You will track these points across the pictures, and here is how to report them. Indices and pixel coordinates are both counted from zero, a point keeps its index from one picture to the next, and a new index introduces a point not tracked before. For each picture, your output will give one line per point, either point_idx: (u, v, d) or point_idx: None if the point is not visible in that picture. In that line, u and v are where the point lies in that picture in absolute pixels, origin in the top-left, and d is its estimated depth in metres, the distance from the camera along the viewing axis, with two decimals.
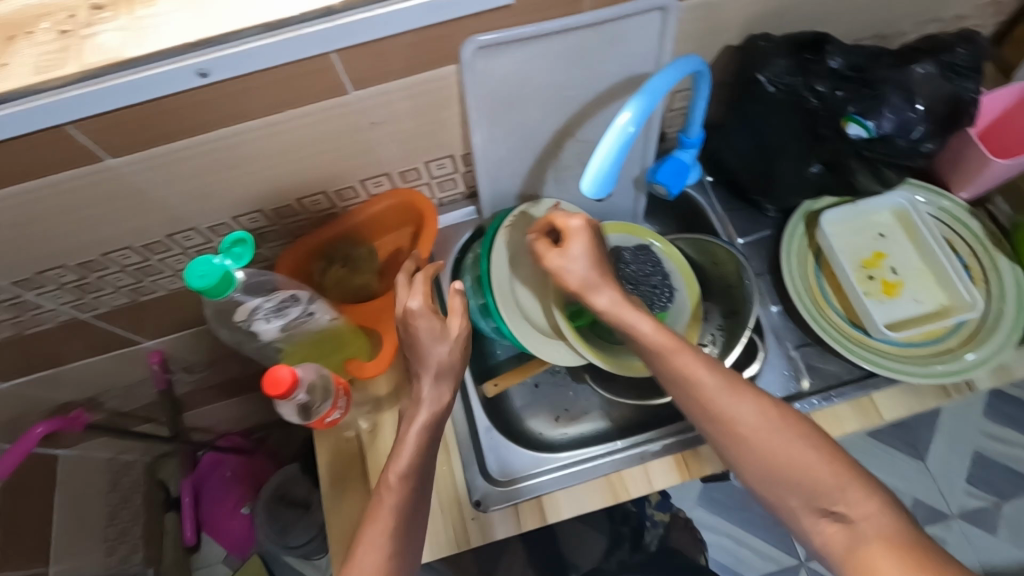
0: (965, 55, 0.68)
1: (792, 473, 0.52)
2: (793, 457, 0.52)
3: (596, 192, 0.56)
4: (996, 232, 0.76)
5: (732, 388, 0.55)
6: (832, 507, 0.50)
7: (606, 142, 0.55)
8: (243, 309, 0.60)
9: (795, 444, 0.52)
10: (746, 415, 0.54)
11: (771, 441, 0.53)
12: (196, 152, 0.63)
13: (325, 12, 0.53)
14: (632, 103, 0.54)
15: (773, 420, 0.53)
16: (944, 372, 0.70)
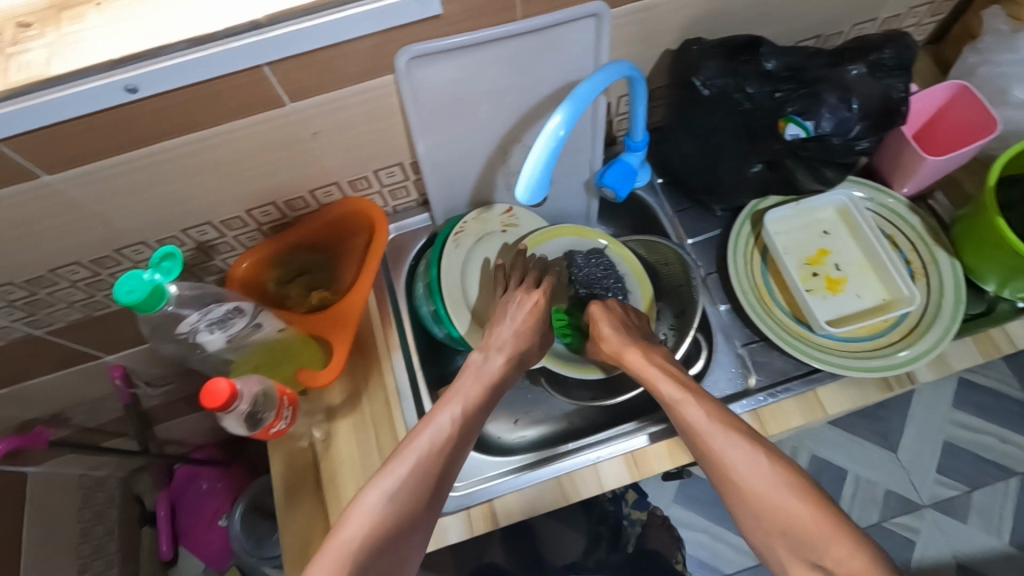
0: (890, 56, 0.70)
1: (776, 515, 0.52)
2: (776, 501, 0.53)
3: (530, 198, 0.56)
4: (935, 226, 0.78)
5: (729, 428, 0.58)
6: (816, 556, 0.49)
7: (538, 147, 0.54)
8: (183, 322, 0.61)
9: (781, 486, 0.53)
10: (741, 456, 0.56)
11: (755, 479, 0.54)
12: (135, 166, 0.63)
13: (253, 26, 0.53)
14: (561, 107, 0.54)
15: (763, 462, 0.55)
16: (884, 366, 0.71)
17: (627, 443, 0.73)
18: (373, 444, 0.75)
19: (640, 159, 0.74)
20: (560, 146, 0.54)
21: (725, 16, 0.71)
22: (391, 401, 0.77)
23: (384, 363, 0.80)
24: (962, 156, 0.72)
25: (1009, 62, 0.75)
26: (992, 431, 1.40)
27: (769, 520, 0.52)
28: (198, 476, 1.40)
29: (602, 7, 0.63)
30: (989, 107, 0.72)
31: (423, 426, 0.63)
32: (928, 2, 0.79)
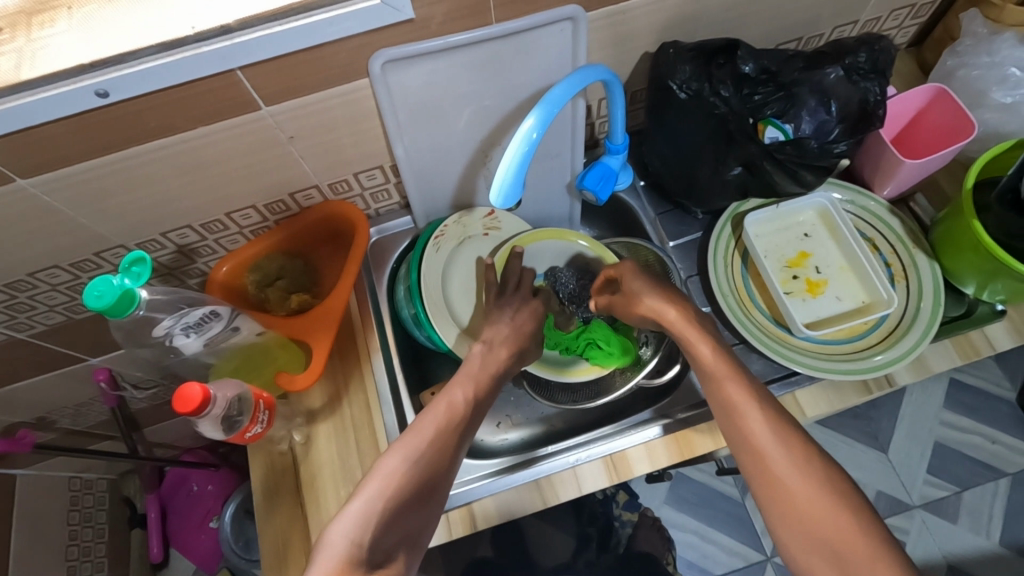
0: (864, 60, 0.70)
1: (820, 522, 0.51)
2: (823, 510, 0.51)
3: (505, 201, 0.55)
4: (915, 229, 0.78)
5: (782, 426, 0.56)
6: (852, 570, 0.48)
7: (510, 151, 0.53)
8: (158, 327, 0.60)
9: (829, 496, 0.52)
10: (790, 457, 0.55)
11: (799, 480, 0.53)
12: (110, 170, 0.63)
13: (223, 31, 0.54)
14: (534, 110, 0.53)
15: (813, 466, 0.54)
16: (862, 369, 0.71)
17: (606, 445, 0.73)
18: (353, 448, 0.75)
19: (621, 162, 0.74)
20: (533, 149, 0.54)
21: (702, 19, 0.71)
22: (371, 404, 0.77)
23: (365, 366, 0.79)
24: (942, 158, 0.71)
25: (985, 65, 0.75)
26: (981, 431, 1.40)
27: (798, 515, 0.52)
28: (187, 478, 1.38)
29: (577, 10, 0.63)
30: (966, 110, 0.72)
31: (433, 410, 0.63)
32: (907, 5, 0.79)
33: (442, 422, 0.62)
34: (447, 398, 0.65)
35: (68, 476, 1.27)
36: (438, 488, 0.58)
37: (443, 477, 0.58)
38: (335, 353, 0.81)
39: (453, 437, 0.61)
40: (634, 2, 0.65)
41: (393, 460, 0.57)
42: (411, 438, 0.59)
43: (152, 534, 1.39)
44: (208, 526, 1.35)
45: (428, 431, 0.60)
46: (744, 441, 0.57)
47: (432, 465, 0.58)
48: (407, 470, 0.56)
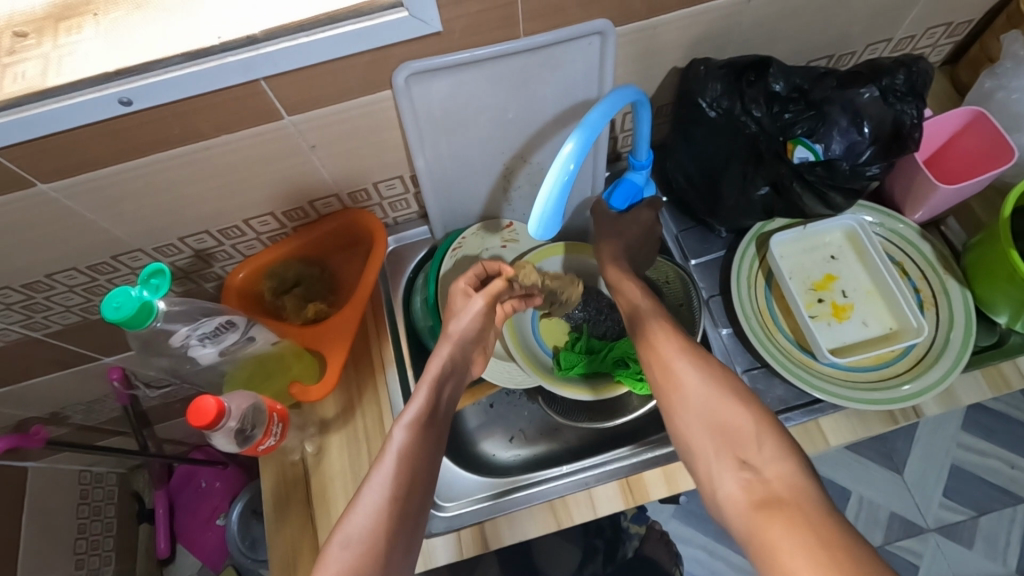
0: (902, 82, 0.68)
1: (719, 424, 0.56)
2: (726, 412, 0.56)
3: (545, 230, 0.57)
4: (947, 255, 0.76)
5: (695, 358, 0.61)
6: (747, 457, 0.53)
7: (548, 183, 0.53)
8: (175, 336, 0.60)
9: (727, 398, 0.57)
10: (700, 383, 0.59)
11: (701, 386, 0.59)
12: (131, 175, 0.62)
13: (250, 41, 0.53)
14: (574, 134, 0.52)
15: (716, 381, 0.59)
16: (888, 399, 0.69)
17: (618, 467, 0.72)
18: (365, 461, 0.74)
19: (646, 178, 0.73)
20: (571, 178, 0.53)
21: (733, 35, 0.70)
22: (384, 416, 0.76)
23: (379, 378, 0.78)
24: (977, 184, 0.70)
25: None
26: (1000, 455, 1.37)
27: (707, 417, 0.57)
28: (196, 474, 1.38)
29: (607, 24, 0.62)
30: (1004, 136, 0.70)
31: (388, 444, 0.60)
32: (944, 22, 0.77)
33: (398, 466, 0.58)
34: (393, 441, 0.60)
35: (79, 470, 1.27)
36: (409, 526, 0.57)
37: (414, 516, 0.57)
38: (349, 363, 0.80)
39: (415, 478, 0.58)
40: (665, 17, 0.64)
41: (355, 524, 0.55)
42: (375, 495, 0.56)
43: (159, 530, 1.38)
44: (215, 524, 1.35)
45: (387, 483, 0.57)
46: (664, 381, 0.61)
47: (398, 515, 0.56)
48: (375, 530, 0.54)
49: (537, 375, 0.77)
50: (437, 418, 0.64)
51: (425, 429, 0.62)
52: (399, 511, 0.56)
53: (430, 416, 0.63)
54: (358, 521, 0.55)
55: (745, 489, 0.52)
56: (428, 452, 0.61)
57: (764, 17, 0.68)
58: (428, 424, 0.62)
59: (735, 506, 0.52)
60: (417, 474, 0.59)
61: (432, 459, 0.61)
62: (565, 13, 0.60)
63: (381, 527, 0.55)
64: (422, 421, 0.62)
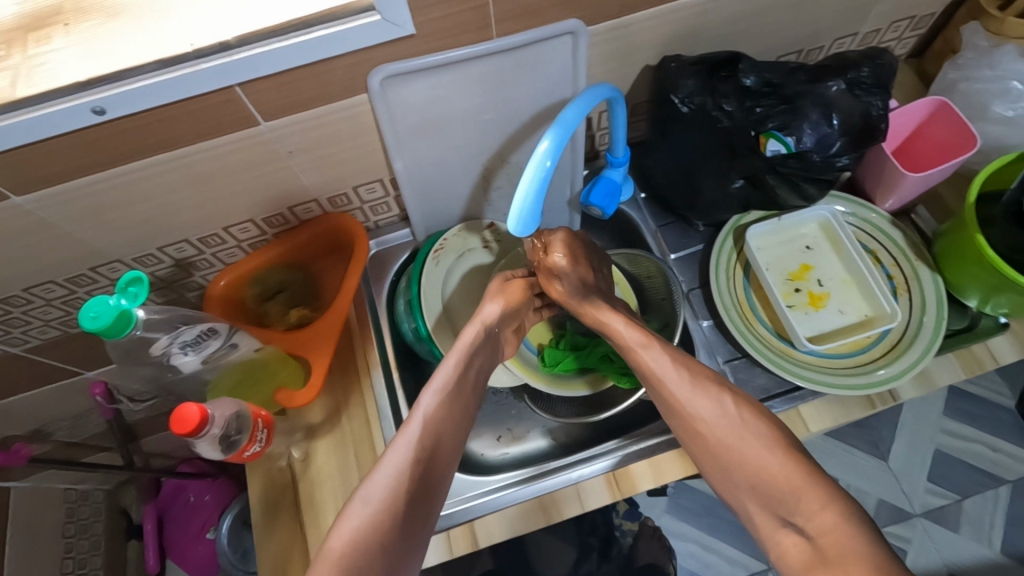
0: (867, 74, 0.70)
1: (748, 472, 0.55)
2: (750, 454, 0.55)
3: (524, 227, 0.58)
4: (918, 242, 0.78)
5: (703, 391, 0.60)
6: (789, 513, 0.51)
7: (525, 179, 0.55)
8: (154, 346, 0.60)
9: (753, 440, 0.56)
10: (720, 423, 0.58)
11: (716, 424, 0.58)
12: (107, 186, 0.62)
13: (222, 48, 0.53)
14: (549, 134, 0.54)
15: (734, 418, 0.58)
16: (868, 384, 0.71)
17: (593, 466, 0.72)
18: (353, 463, 0.74)
19: (623, 175, 0.76)
20: (548, 175, 0.55)
21: (703, 33, 0.71)
22: (371, 419, 0.76)
23: (364, 382, 0.78)
24: (942, 171, 0.71)
25: (988, 78, 0.74)
26: (983, 440, 1.40)
27: (733, 461, 0.56)
28: (185, 487, 1.36)
29: (578, 24, 0.62)
30: (967, 125, 0.72)
31: (407, 426, 0.58)
32: (907, 16, 0.80)
33: (424, 430, 0.58)
34: (423, 406, 0.60)
35: (64, 488, 1.25)
36: (430, 482, 0.56)
37: (434, 484, 0.56)
38: (335, 366, 0.80)
39: (443, 445, 0.59)
40: (636, 16, 0.65)
41: (374, 486, 0.53)
42: (399, 457, 0.55)
43: (149, 547, 1.36)
44: (205, 538, 1.32)
45: (412, 445, 0.57)
46: (682, 426, 0.60)
47: (418, 480, 0.55)
48: (392, 496, 0.53)
49: (524, 374, 0.78)
50: (467, 385, 0.64)
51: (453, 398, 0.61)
52: (422, 475, 0.55)
53: (460, 385, 0.63)
54: (379, 481, 0.53)
55: (801, 545, 0.49)
56: (454, 420, 0.61)
57: (733, 15, 0.69)
58: (457, 391, 0.62)
59: (791, 563, 0.49)
60: (440, 442, 0.59)
61: (457, 425, 0.61)
62: (537, 14, 0.61)
63: (397, 493, 0.53)
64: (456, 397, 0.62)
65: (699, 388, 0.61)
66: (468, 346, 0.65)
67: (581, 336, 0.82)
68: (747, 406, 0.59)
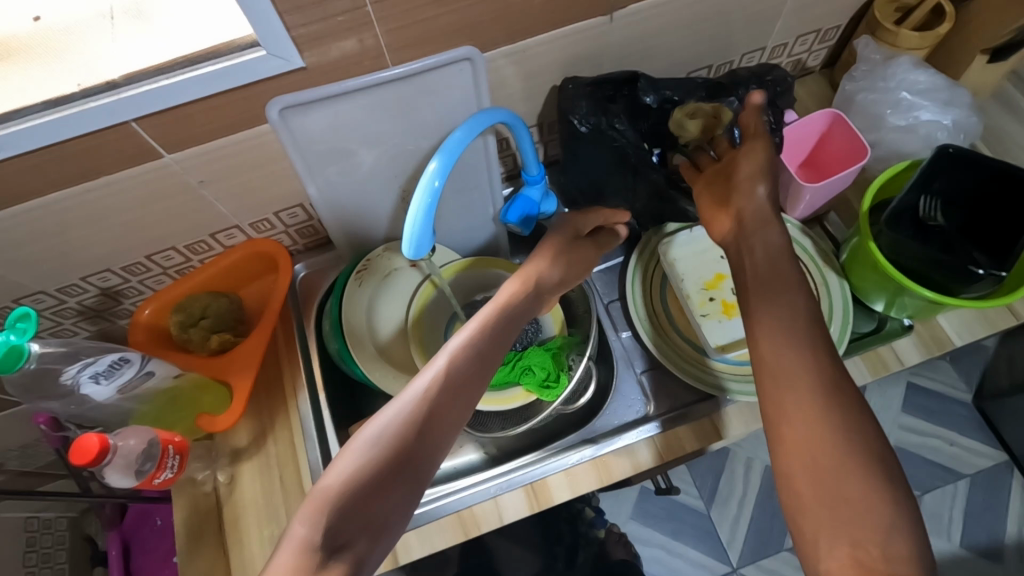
0: (755, 92, 0.74)
1: (821, 468, 0.46)
2: (825, 437, 0.47)
3: (416, 248, 0.59)
4: (826, 249, 0.80)
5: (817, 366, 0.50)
6: (850, 529, 0.44)
7: (414, 202, 0.57)
8: (63, 375, 0.62)
9: (839, 437, 0.47)
10: (814, 394, 0.49)
11: (806, 403, 0.49)
12: (16, 222, 0.63)
13: (110, 86, 0.55)
14: (435, 158, 0.57)
15: (825, 399, 0.48)
16: None
17: (639, 431, 0.74)
18: (278, 485, 0.75)
19: (541, 193, 0.77)
20: (437, 196, 0.57)
21: (605, 54, 0.73)
22: (296, 440, 0.77)
23: (290, 404, 0.80)
24: (842, 180, 0.74)
25: (881, 90, 0.78)
26: (939, 434, 1.42)
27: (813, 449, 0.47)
28: (153, 511, 1.34)
29: (472, 51, 0.64)
30: (859, 134, 0.75)
31: (421, 378, 0.54)
32: (811, 30, 0.82)
33: (437, 382, 0.54)
34: (439, 359, 0.55)
35: (25, 517, 1.25)
36: (434, 432, 0.52)
37: (440, 436, 0.53)
38: (260, 389, 0.81)
39: (455, 402, 0.54)
40: (530, 41, 0.67)
41: (378, 426, 0.51)
42: (406, 403, 0.53)
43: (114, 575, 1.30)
44: (171, 561, 1.30)
45: (426, 392, 0.53)
46: (773, 383, 0.50)
47: (426, 427, 0.52)
48: (393, 441, 0.51)
49: None
50: (499, 340, 0.59)
51: (479, 356, 0.56)
52: (427, 423, 0.52)
53: (487, 345, 0.57)
54: (381, 424, 0.52)
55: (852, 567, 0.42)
56: (475, 376, 0.55)
57: (631, 36, 0.72)
58: (485, 347, 0.57)
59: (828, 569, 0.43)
60: (451, 399, 0.54)
61: (481, 378, 0.56)
62: (429, 43, 0.63)
63: (399, 436, 0.51)
64: (473, 359, 0.56)
65: (813, 372, 0.50)
66: (503, 304, 0.61)
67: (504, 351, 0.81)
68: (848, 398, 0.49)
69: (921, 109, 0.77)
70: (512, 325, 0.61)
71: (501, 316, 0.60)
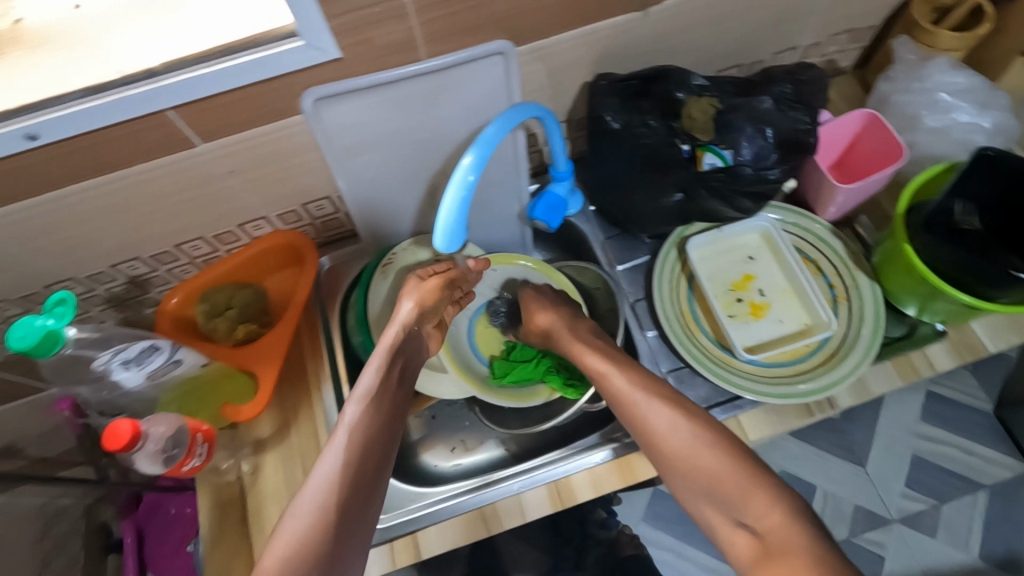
0: (790, 91, 0.73)
1: (707, 477, 0.52)
2: (704, 453, 0.53)
3: (450, 240, 0.59)
4: (857, 251, 0.79)
5: (665, 401, 0.58)
6: (740, 513, 0.50)
7: (449, 195, 0.57)
8: (96, 361, 0.62)
9: (713, 448, 0.53)
10: (676, 430, 0.55)
11: (664, 429, 0.56)
12: (50, 209, 0.63)
13: (149, 75, 0.55)
14: (470, 151, 0.56)
15: (688, 420, 0.56)
16: (809, 391, 0.72)
17: None
18: (301, 477, 0.75)
19: (568, 189, 0.77)
20: (471, 190, 0.57)
21: (637, 50, 0.73)
22: (320, 432, 0.78)
23: (315, 395, 0.80)
24: (878, 181, 0.73)
25: (915, 91, 0.76)
26: (958, 444, 1.40)
27: (695, 475, 0.53)
28: (165, 501, 1.34)
29: (506, 44, 0.64)
30: (895, 136, 0.74)
31: (333, 439, 0.55)
32: (845, 30, 0.81)
33: (352, 438, 0.55)
34: (346, 415, 0.57)
35: (41, 502, 1.25)
36: (365, 486, 0.53)
37: (372, 482, 0.54)
38: (284, 380, 0.81)
39: (372, 454, 0.55)
40: (563, 36, 0.67)
41: (307, 495, 0.51)
42: (329, 465, 0.53)
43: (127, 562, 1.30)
44: (183, 550, 1.30)
45: (345, 449, 0.54)
46: (645, 444, 0.57)
47: (354, 479, 0.53)
48: (328, 499, 0.50)
49: (472, 386, 0.78)
50: (394, 388, 0.62)
51: (379, 402, 0.59)
52: (356, 481, 0.53)
53: (384, 389, 0.61)
54: (310, 493, 0.51)
55: None
56: (381, 425, 0.58)
57: (665, 33, 0.71)
58: (384, 396, 0.60)
59: (740, 562, 0.48)
60: (371, 450, 0.55)
61: (389, 428, 0.58)
62: (463, 36, 0.63)
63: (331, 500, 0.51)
64: (374, 410, 0.58)
65: (679, 416, 0.57)
66: (386, 353, 0.64)
67: (527, 349, 0.82)
68: (711, 422, 0.56)
69: (958, 111, 0.76)
70: (400, 369, 0.64)
71: (385, 364, 0.63)
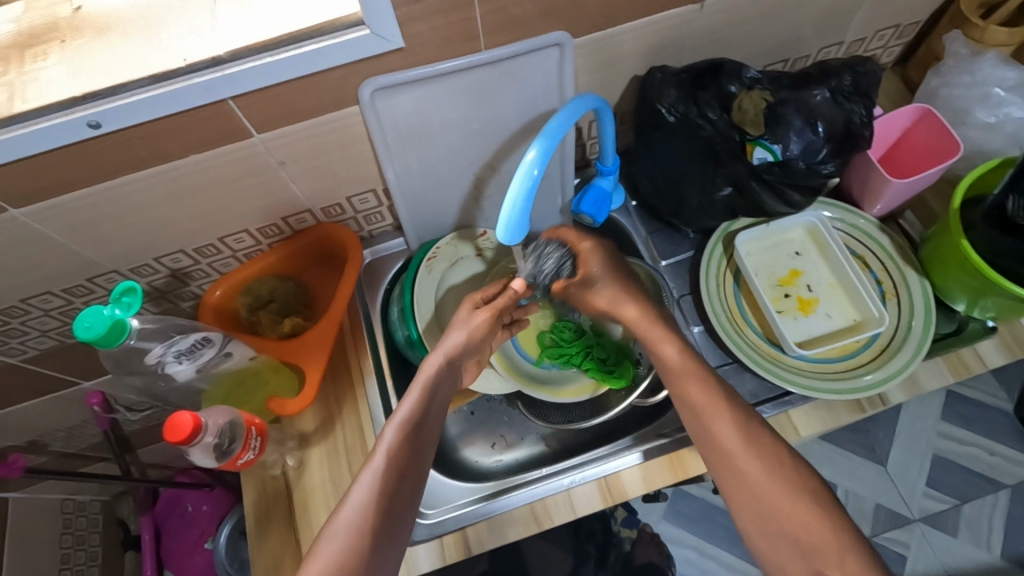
0: (848, 84, 0.72)
1: (785, 521, 0.52)
2: (784, 499, 0.53)
3: (511, 235, 0.56)
4: (905, 246, 0.79)
5: (744, 432, 0.56)
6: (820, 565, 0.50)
7: (512, 188, 0.54)
8: (149, 355, 0.61)
9: (794, 493, 0.53)
10: (760, 468, 0.55)
11: (752, 466, 0.55)
12: (103, 198, 0.63)
13: (215, 63, 0.55)
14: (535, 144, 0.54)
15: (773, 463, 0.55)
16: (869, 383, 0.71)
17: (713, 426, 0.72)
18: (346, 473, 0.74)
19: (613, 183, 0.75)
20: (535, 184, 0.54)
21: (689, 42, 0.72)
22: (364, 426, 0.77)
23: (358, 389, 0.79)
24: (928, 177, 0.72)
25: (967, 85, 0.77)
26: (979, 443, 1.39)
27: (768, 512, 0.53)
28: (183, 497, 1.30)
29: (564, 36, 0.63)
30: (951, 132, 0.74)
31: (370, 462, 0.56)
32: (891, 25, 0.81)
33: (388, 465, 0.56)
34: (383, 439, 0.58)
35: (62, 498, 1.22)
36: (394, 517, 0.55)
37: (403, 506, 0.56)
38: (327, 375, 0.80)
39: (406, 479, 0.56)
40: (620, 27, 0.66)
41: (344, 517, 0.53)
42: (363, 491, 0.54)
43: (147, 559, 1.27)
44: (203, 547, 1.27)
45: (377, 479, 0.55)
46: (718, 463, 0.57)
47: (388, 508, 0.55)
48: (361, 525, 0.53)
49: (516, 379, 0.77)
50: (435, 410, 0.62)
51: (417, 429, 0.59)
52: (386, 509, 0.54)
53: (423, 418, 0.61)
54: (345, 515, 0.53)
55: None
56: (420, 453, 0.58)
57: (719, 24, 0.70)
58: (425, 420, 0.60)
59: None
60: (405, 475, 0.56)
61: (423, 454, 0.59)
62: (522, 27, 0.62)
63: (365, 526, 0.53)
64: (413, 437, 0.58)
65: (758, 452, 0.55)
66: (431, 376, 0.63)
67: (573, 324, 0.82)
68: (789, 457, 0.55)
69: (1011, 106, 0.76)
70: (440, 395, 0.63)
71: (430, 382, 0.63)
